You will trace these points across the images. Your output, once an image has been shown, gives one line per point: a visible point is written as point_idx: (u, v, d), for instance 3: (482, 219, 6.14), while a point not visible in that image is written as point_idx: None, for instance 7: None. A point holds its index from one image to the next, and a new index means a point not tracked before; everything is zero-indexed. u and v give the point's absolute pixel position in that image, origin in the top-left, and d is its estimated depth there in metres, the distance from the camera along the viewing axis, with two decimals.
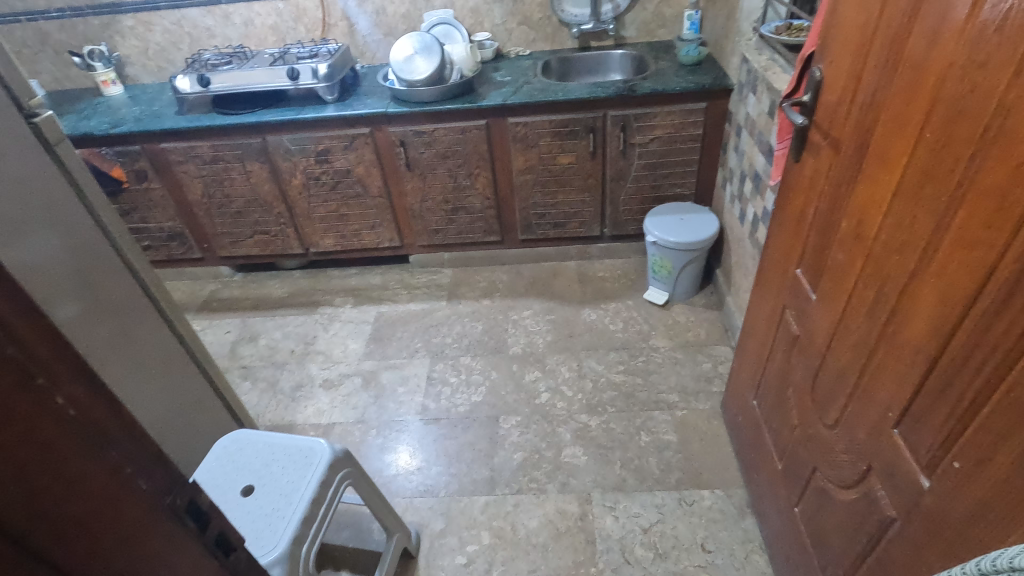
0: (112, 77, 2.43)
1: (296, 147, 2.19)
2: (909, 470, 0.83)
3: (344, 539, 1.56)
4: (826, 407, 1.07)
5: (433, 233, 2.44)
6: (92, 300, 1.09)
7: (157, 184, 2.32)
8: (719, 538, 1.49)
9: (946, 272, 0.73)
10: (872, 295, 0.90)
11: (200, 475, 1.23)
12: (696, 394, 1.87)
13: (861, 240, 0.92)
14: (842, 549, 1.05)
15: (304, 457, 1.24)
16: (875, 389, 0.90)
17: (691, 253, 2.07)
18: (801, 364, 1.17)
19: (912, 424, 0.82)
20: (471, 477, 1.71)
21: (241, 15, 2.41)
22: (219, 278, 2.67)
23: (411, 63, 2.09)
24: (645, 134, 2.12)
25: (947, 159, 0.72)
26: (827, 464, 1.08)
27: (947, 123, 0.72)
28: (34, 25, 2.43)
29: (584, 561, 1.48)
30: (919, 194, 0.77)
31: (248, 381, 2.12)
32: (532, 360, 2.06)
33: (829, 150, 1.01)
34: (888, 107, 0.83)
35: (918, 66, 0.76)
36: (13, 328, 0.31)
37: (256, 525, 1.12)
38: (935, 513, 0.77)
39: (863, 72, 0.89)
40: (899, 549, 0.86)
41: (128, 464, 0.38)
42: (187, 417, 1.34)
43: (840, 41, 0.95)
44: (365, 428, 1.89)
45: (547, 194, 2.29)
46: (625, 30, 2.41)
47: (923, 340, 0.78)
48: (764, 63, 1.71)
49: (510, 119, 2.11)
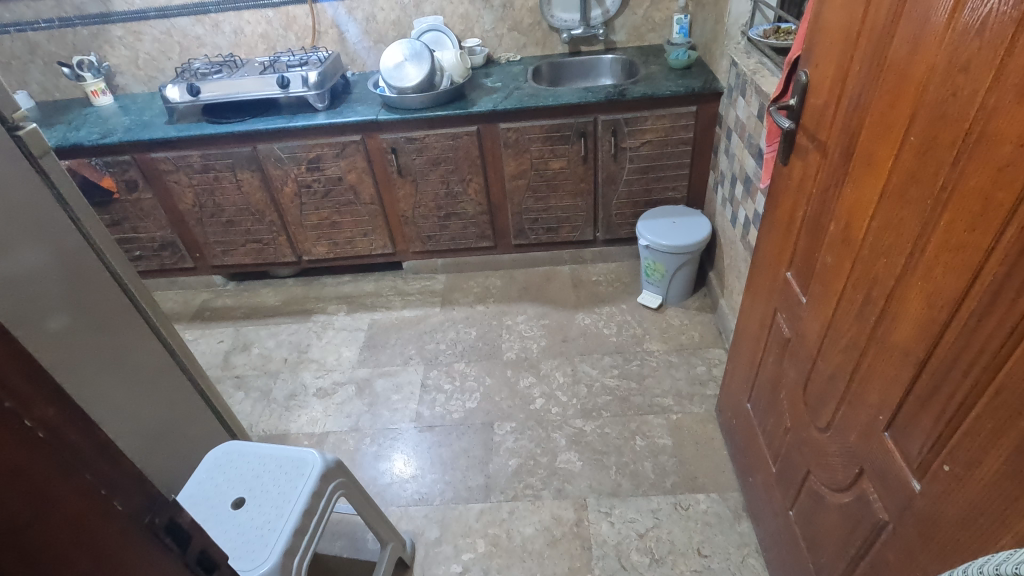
0: (101, 87, 2.43)
1: (287, 155, 2.19)
2: (901, 473, 0.82)
3: (338, 549, 1.55)
4: (818, 410, 1.07)
5: (426, 239, 2.44)
6: (80, 313, 1.08)
7: (148, 193, 2.31)
8: (715, 543, 1.49)
9: (932, 274, 0.73)
10: (861, 298, 0.90)
11: (190, 487, 1.21)
12: (690, 397, 1.87)
13: (849, 244, 0.92)
14: (836, 553, 1.04)
15: (296, 468, 1.23)
16: (866, 391, 0.90)
17: (683, 256, 2.07)
18: (793, 367, 1.17)
19: (903, 427, 0.82)
20: (466, 485, 1.70)
21: (231, 24, 2.41)
22: (212, 286, 2.66)
23: (400, 71, 2.09)
24: (636, 138, 2.12)
25: (931, 161, 0.72)
26: (820, 467, 1.08)
27: (930, 126, 0.72)
28: (22, 36, 2.42)
29: (581, 567, 1.47)
30: (905, 196, 0.78)
31: (242, 391, 2.10)
32: (526, 365, 2.06)
33: (816, 153, 1.01)
34: (873, 110, 0.83)
35: (901, 69, 0.77)
36: (14, 387, 0.32)
37: (246, 539, 1.11)
38: (928, 516, 0.77)
39: (848, 76, 0.90)
40: (893, 552, 0.86)
41: (104, 485, 0.38)
42: (178, 429, 1.33)
43: (825, 44, 0.95)
44: (360, 437, 1.88)
45: (540, 199, 2.29)
46: (615, 34, 2.42)
47: (912, 343, 0.78)
48: (752, 66, 1.71)
49: (501, 125, 2.11)
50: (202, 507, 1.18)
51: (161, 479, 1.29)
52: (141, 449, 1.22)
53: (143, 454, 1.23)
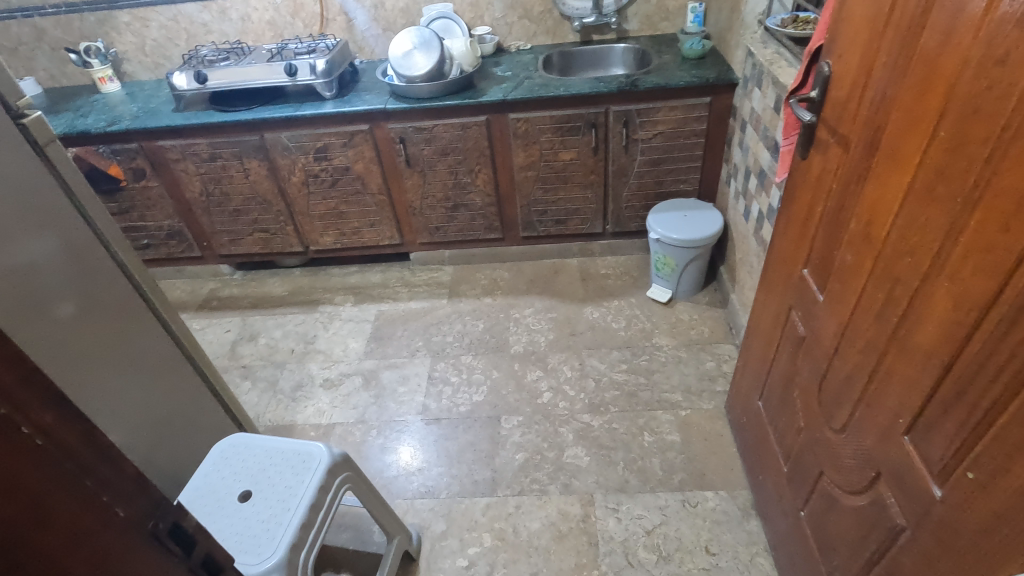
0: (109, 74, 2.41)
1: (294, 144, 2.16)
2: (921, 479, 0.80)
3: (344, 541, 1.55)
4: (833, 410, 1.05)
5: (433, 231, 2.42)
6: (90, 301, 1.08)
7: (155, 182, 2.30)
8: (723, 540, 1.47)
9: (960, 275, 0.71)
10: (882, 297, 0.87)
11: (197, 479, 1.21)
12: (700, 393, 1.85)
13: (870, 243, 0.90)
14: (850, 556, 1.03)
15: (302, 462, 1.22)
16: (884, 394, 0.88)
17: (694, 250, 2.04)
18: (807, 365, 1.15)
19: (923, 431, 0.79)
20: (473, 479, 1.69)
21: (238, 10, 2.38)
22: (219, 276, 2.66)
23: (410, 58, 2.07)
24: (648, 130, 2.08)
25: (962, 159, 0.69)
26: (833, 469, 1.06)
27: (961, 122, 0.69)
28: (30, 21, 2.40)
29: (587, 564, 1.46)
30: (932, 193, 0.75)
31: (249, 380, 2.11)
32: (534, 359, 2.04)
33: (838, 148, 0.98)
34: (899, 104, 0.81)
35: (931, 62, 0.74)
36: (13, 395, 0.30)
37: (253, 532, 1.11)
38: (948, 524, 0.75)
39: (873, 67, 0.86)
40: (910, 558, 0.84)
41: (105, 492, 0.36)
42: (183, 421, 1.32)
43: (849, 34, 0.92)
44: (366, 428, 1.88)
45: (549, 191, 2.27)
46: (627, 23, 2.38)
47: (936, 346, 0.76)
48: (768, 56, 1.68)
49: (511, 115, 2.08)
50: (208, 500, 1.18)
51: (167, 472, 1.29)
52: (147, 439, 1.21)
53: (148, 446, 1.22)
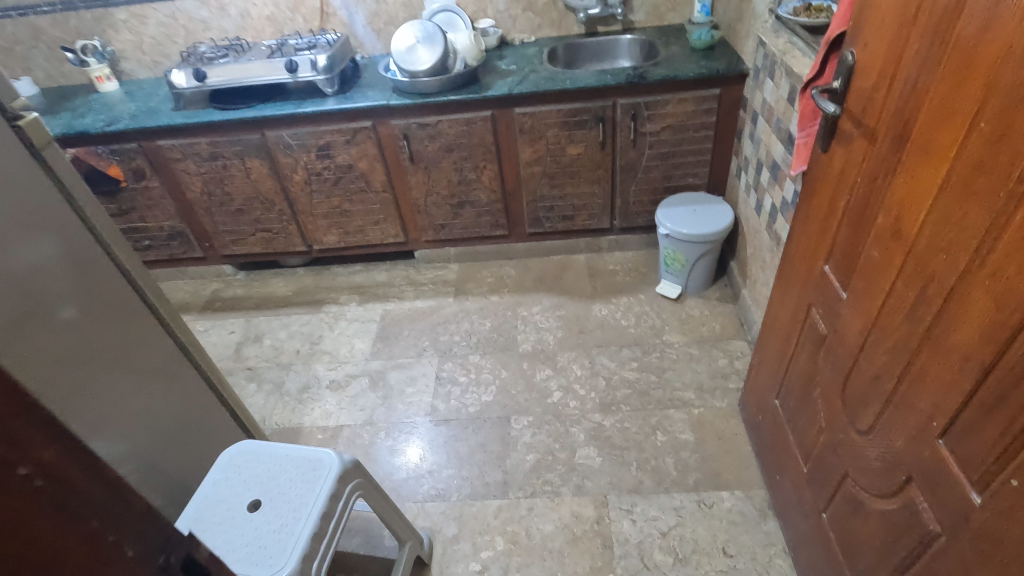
0: (106, 73, 2.37)
1: (296, 142, 2.13)
2: (958, 484, 0.77)
3: (355, 546, 1.53)
4: (858, 411, 1.02)
5: (438, 228, 2.39)
6: (92, 304, 1.05)
7: (156, 182, 2.26)
8: (740, 542, 1.45)
9: (1004, 274, 0.67)
10: (913, 296, 0.84)
11: (206, 487, 1.19)
12: (712, 391, 1.82)
13: (899, 239, 0.86)
14: (876, 560, 1.00)
15: (312, 469, 1.19)
16: (916, 395, 0.85)
17: (705, 245, 2.01)
18: (829, 365, 1.12)
19: (960, 435, 0.76)
20: (484, 480, 1.67)
21: (237, 6, 2.34)
22: (222, 276, 2.63)
23: (413, 54, 2.02)
24: (656, 123, 2.05)
25: (1005, 151, 0.66)
26: (858, 471, 1.03)
27: (1004, 113, 0.66)
28: (26, 20, 2.36)
29: (602, 567, 1.44)
30: (970, 188, 0.71)
31: (254, 382, 2.08)
32: (543, 358, 2.01)
33: (863, 140, 0.94)
34: (933, 94, 0.77)
35: (970, 49, 0.70)
36: (13, 431, 0.27)
37: (263, 542, 1.08)
38: (988, 532, 0.72)
39: (903, 55, 0.83)
40: (945, 565, 0.81)
41: (112, 531, 0.33)
42: (189, 426, 1.30)
43: (876, 21, 0.89)
44: (374, 430, 1.85)
45: (556, 186, 2.23)
46: (633, 14, 2.33)
47: (975, 347, 0.73)
48: (781, 46, 1.63)
49: (516, 110, 2.04)
50: (218, 510, 1.15)
51: (174, 479, 1.26)
52: (153, 446, 1.19)
53: (155, 452, 1.19)
